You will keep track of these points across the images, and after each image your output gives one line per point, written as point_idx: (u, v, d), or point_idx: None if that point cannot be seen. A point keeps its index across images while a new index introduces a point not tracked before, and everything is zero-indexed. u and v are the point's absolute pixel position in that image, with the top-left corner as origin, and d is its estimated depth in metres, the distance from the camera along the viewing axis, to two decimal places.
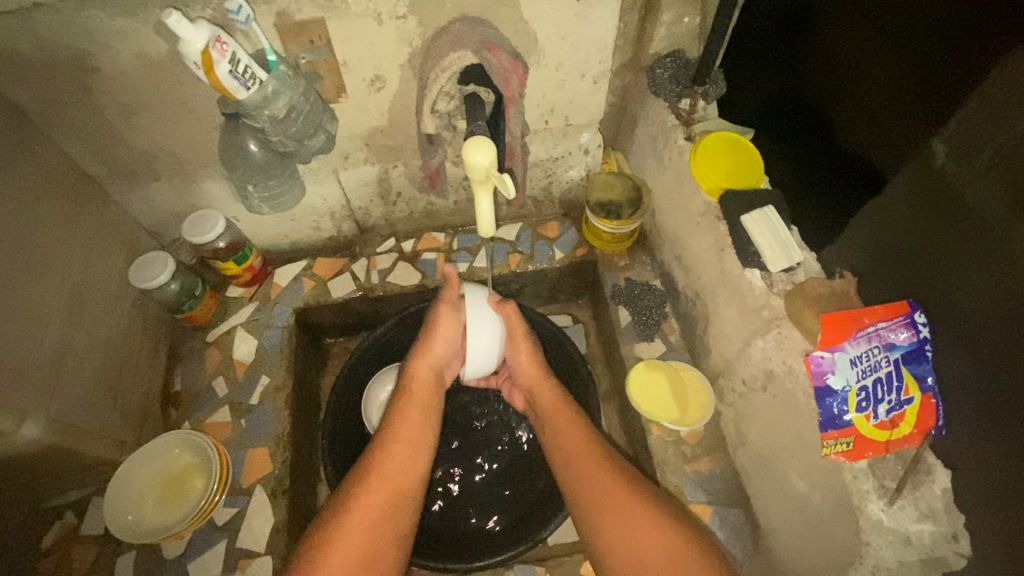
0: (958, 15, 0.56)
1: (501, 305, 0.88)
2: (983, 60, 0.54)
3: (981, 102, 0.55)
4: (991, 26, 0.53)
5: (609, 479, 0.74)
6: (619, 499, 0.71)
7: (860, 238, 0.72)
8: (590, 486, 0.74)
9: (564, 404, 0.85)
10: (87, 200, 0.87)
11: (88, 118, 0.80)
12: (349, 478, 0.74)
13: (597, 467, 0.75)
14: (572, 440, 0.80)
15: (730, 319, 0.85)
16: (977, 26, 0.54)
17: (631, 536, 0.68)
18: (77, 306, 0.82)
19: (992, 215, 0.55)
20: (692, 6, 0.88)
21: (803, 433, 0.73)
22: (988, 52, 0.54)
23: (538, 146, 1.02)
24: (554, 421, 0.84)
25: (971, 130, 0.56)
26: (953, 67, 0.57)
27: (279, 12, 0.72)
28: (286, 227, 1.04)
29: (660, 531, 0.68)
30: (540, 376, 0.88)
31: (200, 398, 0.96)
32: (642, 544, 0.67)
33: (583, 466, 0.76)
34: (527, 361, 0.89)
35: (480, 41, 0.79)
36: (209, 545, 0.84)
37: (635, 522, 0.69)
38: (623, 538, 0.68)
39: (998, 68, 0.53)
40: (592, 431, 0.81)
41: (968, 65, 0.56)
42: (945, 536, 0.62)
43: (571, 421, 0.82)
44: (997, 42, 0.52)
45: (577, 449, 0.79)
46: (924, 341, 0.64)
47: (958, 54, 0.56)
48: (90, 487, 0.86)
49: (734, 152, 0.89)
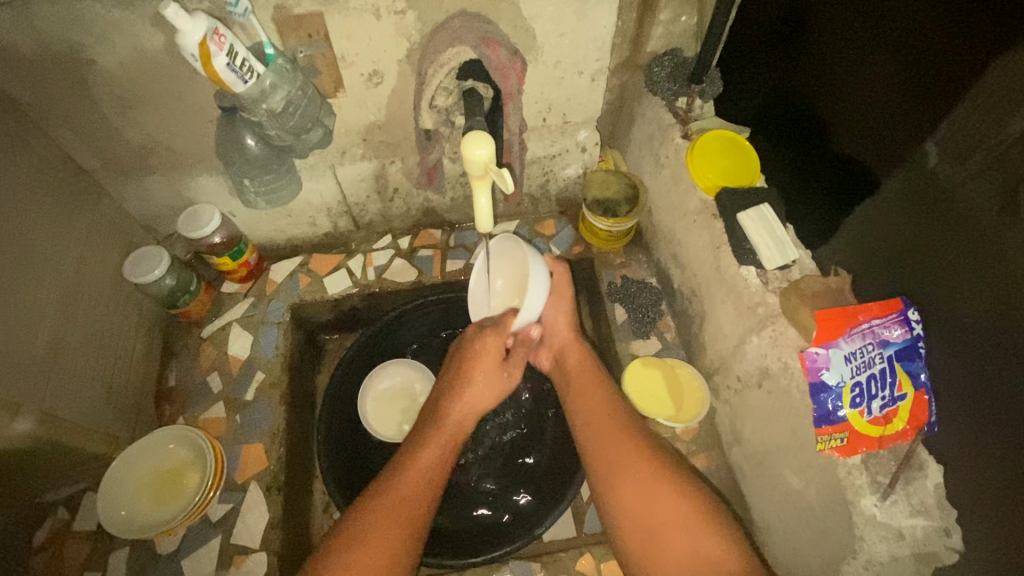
0: (952, 16, 0.56)
1: (553, 263, 0.90)
2: (976, 62, 0.55)
3: (974, 104, 0.56)
4: (984, 29, 0.53)
5: (630, 444, 0.75)
6: (634, 462, 0.74)
7: (855, 236, 0.73)
8: (609, 445, 0.76)
9: (590, 366, 0.87)
10: (82, 193, 0.86)
11: (83, 111, 0.80)
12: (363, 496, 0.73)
13: (620, 429, 0.78)
14: (593, 403, 0.82)
15: (725, 316, 0.86)
16: (969, 30, 0.55)
17: (650, 499, 0.70)
18: (71, 301, 0.81)
19: (984, 217, 0.56)
20: (689, 5, 0.88)
21: (798, 430, 0.74)
22: (982, 54, 0.54)
23: (535, 143, 1.02)
24: (580, 383, 0.86)
25: (963, 133, 0.57)
26: (947, 69, 0.58)
27: (277, 6, 0.72)
28: (282, 222, 1.03)
29: (674, 501, 0.70)
30: (571, 337, 0.91)
31: (194, 393, 0.95)
32: (657, 510, 0.70)
33: (603, 427, 0.78)
34: (564, 322, 0.91)
35: (479, 37, 0.77)
36: (203, 542, 0.84)
37: (649, 485, 0.71)
38: (638, 502, 0.71)
39: (991, 70, 0.53)
40: (611, 394, 0.83)
41: (960, 68, 0.56)
42: (939, 531, 0.63)
43: (596, 384, 0.84)
44: (992, 43, 0.53)
45: (598, 417, 0.80)
46: (918, 337, 0.65)
47: (952, 57, 0.57)
48: (82, 483, 0.85)
49: (731, 151, 0.89)
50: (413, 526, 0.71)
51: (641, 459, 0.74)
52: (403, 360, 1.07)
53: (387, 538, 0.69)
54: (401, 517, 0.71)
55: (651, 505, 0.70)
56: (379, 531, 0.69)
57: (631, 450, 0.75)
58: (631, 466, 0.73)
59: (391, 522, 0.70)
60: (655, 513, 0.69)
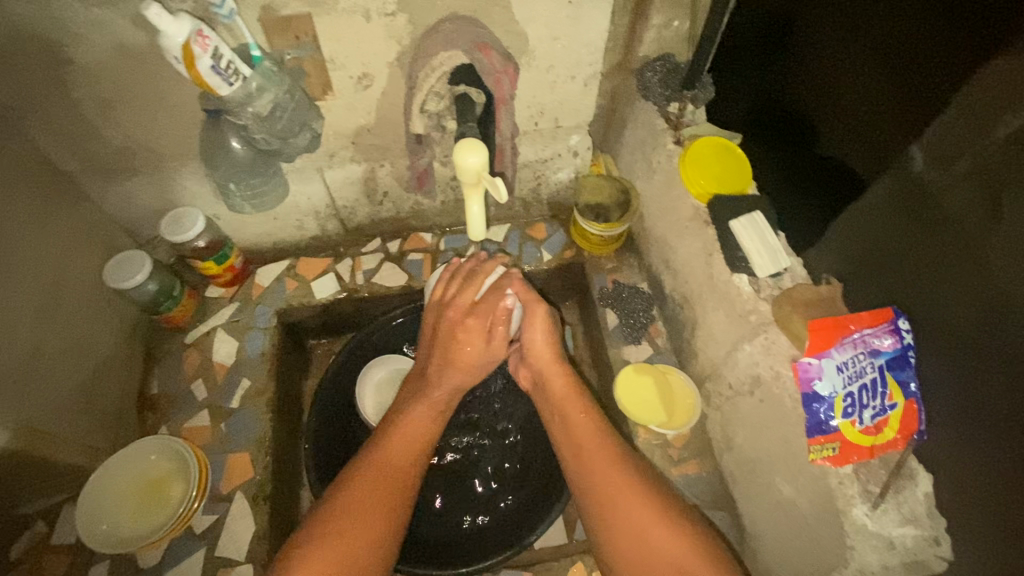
0: (935, 21, 0.56)
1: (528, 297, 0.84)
2: (962, 67, 0.54)
3: (960, 110, 0.55)
4: (968, 36, 0.53)
5: (617, 474, 0.72)
6: (624, 498, 0.70)
7: (841, 242, 0.73)
8: (599, 476, 0.73)
9: (574, 393, 0.82)
10: (60, 196, 0.84)
11: (61, 113, 0.77)
12: (345, 484, 0.71)
13: (608, 460, 0.74)
14: (581, 435, 0.77)
15: (717, 324, 0.86)
16: (954, 39, 0.55)
17: (642, 536, 0.68)
18: (49, 308, 0.78)
19: (968, 223, 0.56)
20: (683, 10, 0.88)
21: (789, 439, 0.74)
22: (968, 59, 0.54)
23: (527, 147, 1.01)
24: (564, 407, 0.81)
25: (948, 139, 0.57)
26: (932, 73, 0.58)
27: (264, 7, 0.70)
28: (269, 226, 1.01)
29: (663, 533, 0.67)
30: (552, 359, 0.85)
31: (177, 401, 0.93)
32: (643, 535, 0.68)
33: (593, 459, 0.75)
34: (541, 341, 0.85)
35: (472, 41, 0.77)
36: (188, 554, 0.82)
37: (637, 513, 0.69)
38: (630, 542, 0.68)
39: (976, 77, 0.53)
40: (595, 417, 0.80)
41: (946, 74, 0.56)
42: (928, 539, 0.63)
43: (583, 409, 0.80)
44: (977, 49, 0.53)
45: (582, 449, 0.76)
46: (908, 347, 0.64)
47: (938, 62, 0.57)
48: (62, 494, 0.83)
49: (723, 157, 0.89)
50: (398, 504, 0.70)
51: (630, 490, 0.71)
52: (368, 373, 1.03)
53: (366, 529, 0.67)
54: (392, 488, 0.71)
55: (644, 543, 0.67)
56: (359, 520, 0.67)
57: (620, 480, 0.72)
58: (618, 500, 0.70)
59: (371, 513, 0.68)
60: (651, 542, 0.67)
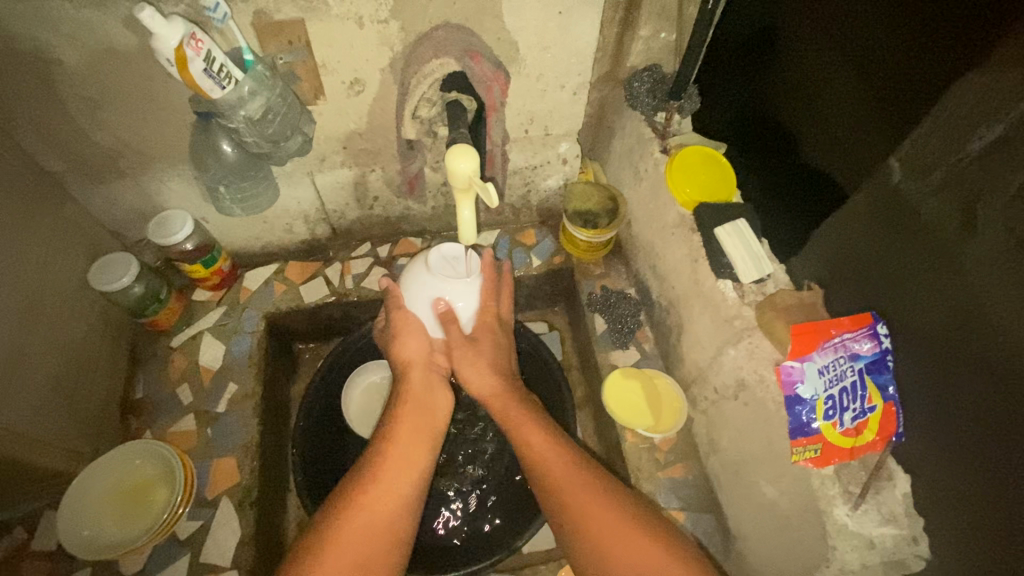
0: (912, 41, 0.58)
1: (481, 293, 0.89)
2: (936, 80, 0.57)
3: (935, 123, 0.58)
4: (943, 54, 0.56)
5: (595, 491, 0.72)
6: (594, 510, 0.71)
7: (822, 250, 0.75)
8: (565, 481, 0.74)
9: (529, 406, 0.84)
10: (45, 197, 0.83)
11: (48, 114, 0.77)
12: (328, 502, 0.72)
13: (565, 465, 0.75)
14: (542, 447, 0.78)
15: (702, 329, 0.87)
16: (929, 56, 0.57)
17: (618, 549, 0.68)
18: (33, 312, 0.77)
19: (942, 231, 0.58)
20: (669, 22, 0.90)
21: (773, 442, 0.75)
22: (943, 73, 0.56)
23: (517, 155, 1.03)
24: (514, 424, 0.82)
25: (923, 152, 0.60)
26: (908, 88, 0.60)
27: (257, 12, 0.70)
28: (257, 229, 1.01)
29: (644, 547, 0.67)
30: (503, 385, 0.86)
31: (162, 406, 0.92)
32: (620, 549, 0.68)
33: (553, 468, 0.75)
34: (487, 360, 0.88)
35: (462, 50, 0.81)
36: (171, 560, 0.81)
37: (609, 529, 0.69)
38: (603, 553, 0.68)
39: (949, 93, 0.56)
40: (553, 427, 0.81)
41: (921, 90, 0.58)
42: (906, 539, 0.65)
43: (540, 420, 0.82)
44: (951, 66, 0.55)
45: (540, 455, 0.77)
46: (886, 351, 0.66)
47: (914, 79, 0.59)
48: (42, 499, 0.82)
49: (709, 166, 0.91)
50: (382, 532, 0.69)
51: (600, 506, 0.71)
52: (350, 384, 1.02)
53: (347, 564, 0.65)
54: (382, 500, 0.71)
55: (627, 553, 0.67)
56: (350, 531, 0.68)
57: (593, 495, 0.72)
58: (592, 510, 0.71)
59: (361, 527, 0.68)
60: (630, 560, 0.67)
